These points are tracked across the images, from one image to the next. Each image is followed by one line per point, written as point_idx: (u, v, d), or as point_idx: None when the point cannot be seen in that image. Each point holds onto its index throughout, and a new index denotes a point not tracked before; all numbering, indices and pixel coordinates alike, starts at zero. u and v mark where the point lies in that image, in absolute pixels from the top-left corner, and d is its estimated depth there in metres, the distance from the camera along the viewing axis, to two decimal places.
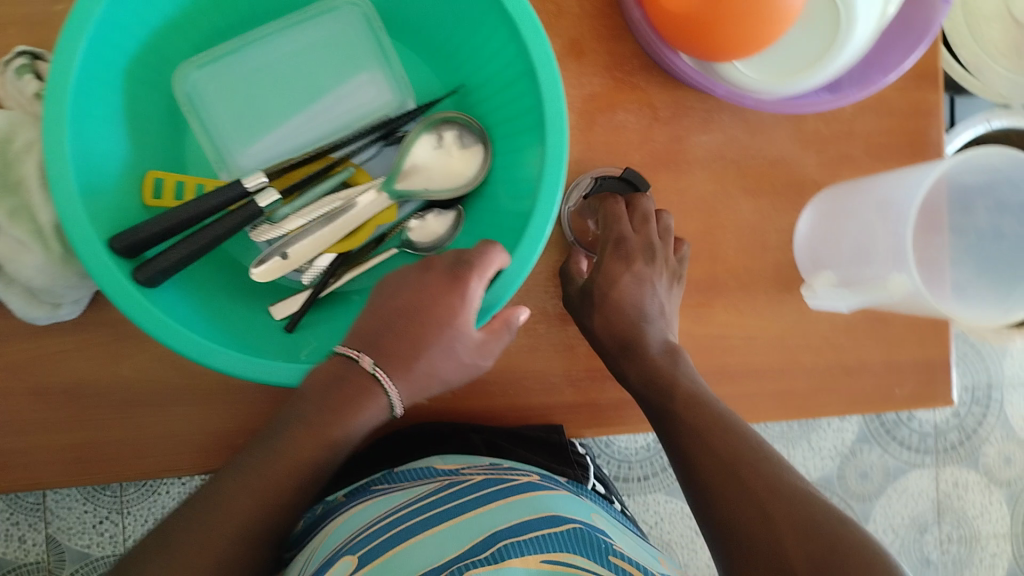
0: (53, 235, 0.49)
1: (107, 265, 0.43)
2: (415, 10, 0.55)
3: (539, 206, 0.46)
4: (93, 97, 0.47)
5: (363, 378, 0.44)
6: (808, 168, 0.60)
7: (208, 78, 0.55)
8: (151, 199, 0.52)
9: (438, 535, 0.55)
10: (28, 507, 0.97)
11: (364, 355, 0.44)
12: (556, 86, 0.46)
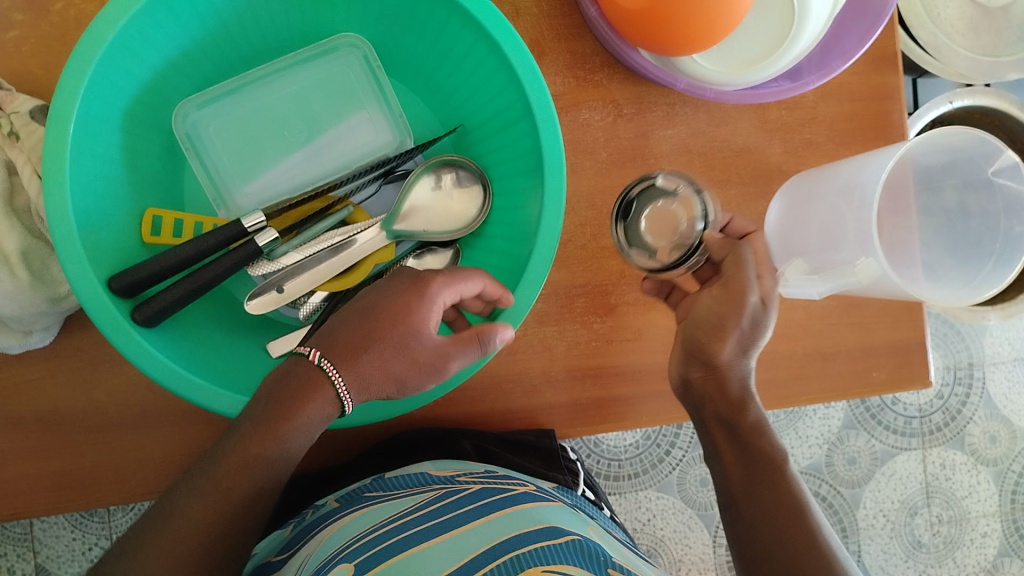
0: (19, 261, 0.50)
1: (99, 294, 0.44)
2: (412, 51, 0.55)
3: (538, 250, 0.48)
4: (87, 138, 0.46)
5: (312, 371, 0.44)
6: (774, 157, 0.61)
7: (206, 119, 0.54)
8: (151, 236, 0.52)
9: (435, 545, 0.56)
10: (16, 537, 0.98)
11: (314, 350, 0.45)
12: (554, 132, 0.48)
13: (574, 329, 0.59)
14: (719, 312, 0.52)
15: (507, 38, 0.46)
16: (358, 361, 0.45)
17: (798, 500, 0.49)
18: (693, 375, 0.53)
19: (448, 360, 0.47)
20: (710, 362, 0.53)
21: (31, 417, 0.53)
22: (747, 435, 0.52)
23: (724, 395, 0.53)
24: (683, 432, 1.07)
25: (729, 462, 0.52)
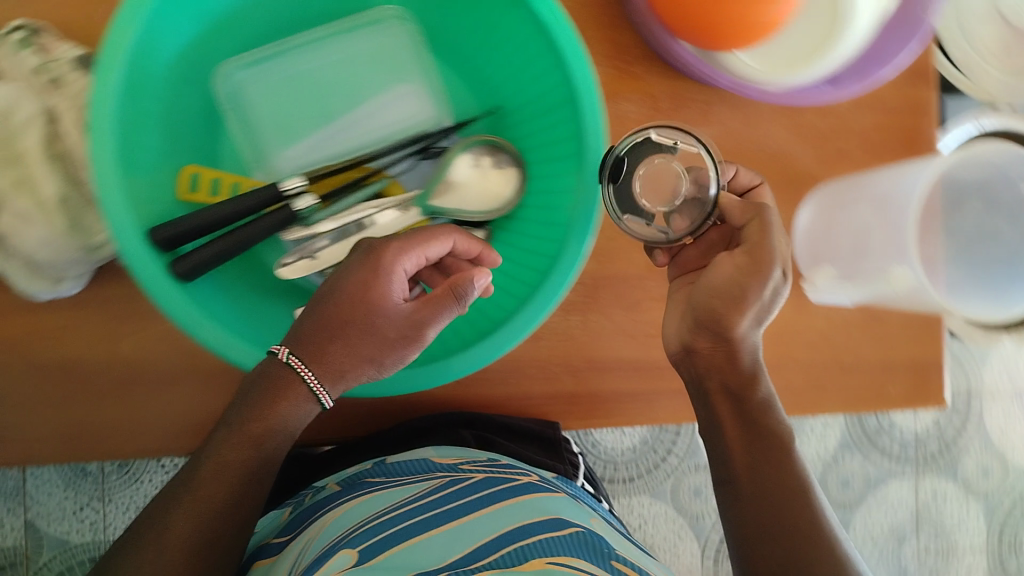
0: (55, 208, 0.49)
1: (139, 250, 0.44)
2: (452, 27, 0.55)
3: (574, 239, 0.49)
4: (134, 84, 0.46)
5: (282, 369, 0.45)
6: (806, 163, 0.61)
7: (249, 81, 0.54)
8: (186, 193, 0.51)
9: (440, 534, 0.57)
10: (8, 491, 0.98)
11: (280, 348, 0.46)
12: (598, 120, 0.48)
13: (595, 319, 0.59)
14: (737, 279, 0.46)
15: (558, 22, 0.47)
16: (324, 351, 0.46)
17: (803, 480, 0.47)
18: (699, 347, 0.50)
19: (424, 327, 0.47)
20: (723, 337, 0.48)
21: (50, 367, 0.53)
22: (754, 416, 0.49)
23: (734, 372, 0.49)
24: (680, 440, 1.08)
25: (730, 427, 0.49)
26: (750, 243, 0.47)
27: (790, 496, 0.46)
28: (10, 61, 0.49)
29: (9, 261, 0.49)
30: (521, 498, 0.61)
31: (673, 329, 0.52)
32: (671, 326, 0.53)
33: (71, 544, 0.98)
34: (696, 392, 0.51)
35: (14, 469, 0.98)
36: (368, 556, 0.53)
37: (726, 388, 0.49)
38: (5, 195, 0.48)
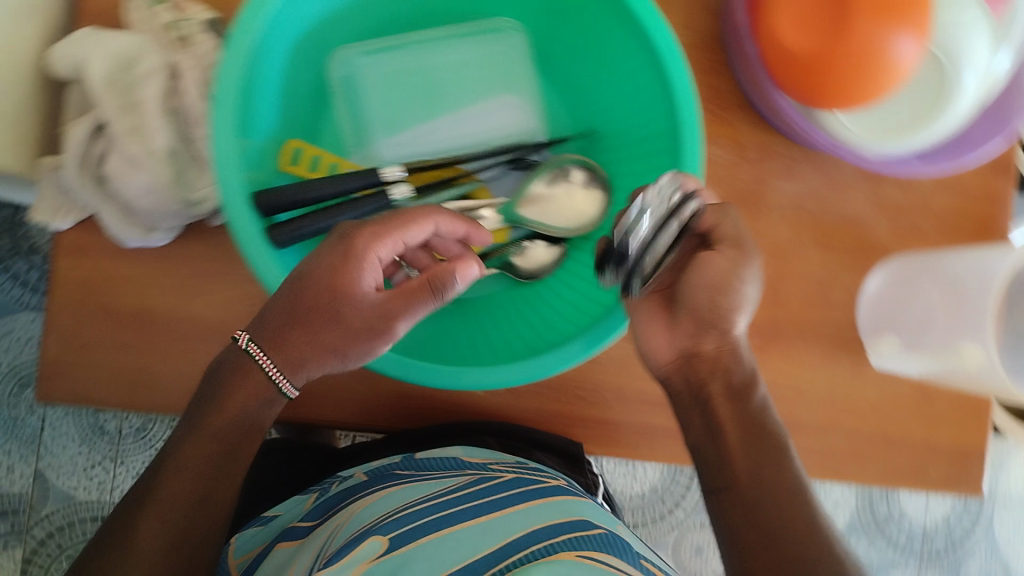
0: (162, 159, 0.50)
1: (246, 217, 0.46)
2: (561, 46, 0.56)
3: None
4: (261, 55, 0.48)
5: (241, 357, 0.44)
6: (880, 234, 0.61)
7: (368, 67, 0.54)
8: (287, 165, 0.52)
9: (472, 526, 0.57)
10: (24, 438, 0.98)
11: (242, 333, 0.44)
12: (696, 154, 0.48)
13: None
14: (731, 271, 0.44)
15: (671, 52, 0.48)
16: (286, 339, 0.44)
17: (801, 477, 0.42)
18: (705, 348, 0.44)
19: (392, 317, 0.45)
20: (721, 329, 0.44)
21: (123, 312, 0.54)
22: (761, 426, 0.42)
23: (734, 370, 0.44)
24: (689, 495, 1.07)
25: (735, 431, 0.42)
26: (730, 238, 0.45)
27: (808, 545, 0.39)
28: (143, 15, 0.50)
29: (105, 204, 0.51)
30: (550, 497, 0.61)
31: (662, 345, 0.46)
32: (655, 339, 0.47)
33: (75, 500, 0.98)
34: (689, 398, 0.45)
35: (34, 416, 0.98)
36: (397, 544, 0.55)
37: (727, 387, 0.43)
38: (119, 140, 0.49)
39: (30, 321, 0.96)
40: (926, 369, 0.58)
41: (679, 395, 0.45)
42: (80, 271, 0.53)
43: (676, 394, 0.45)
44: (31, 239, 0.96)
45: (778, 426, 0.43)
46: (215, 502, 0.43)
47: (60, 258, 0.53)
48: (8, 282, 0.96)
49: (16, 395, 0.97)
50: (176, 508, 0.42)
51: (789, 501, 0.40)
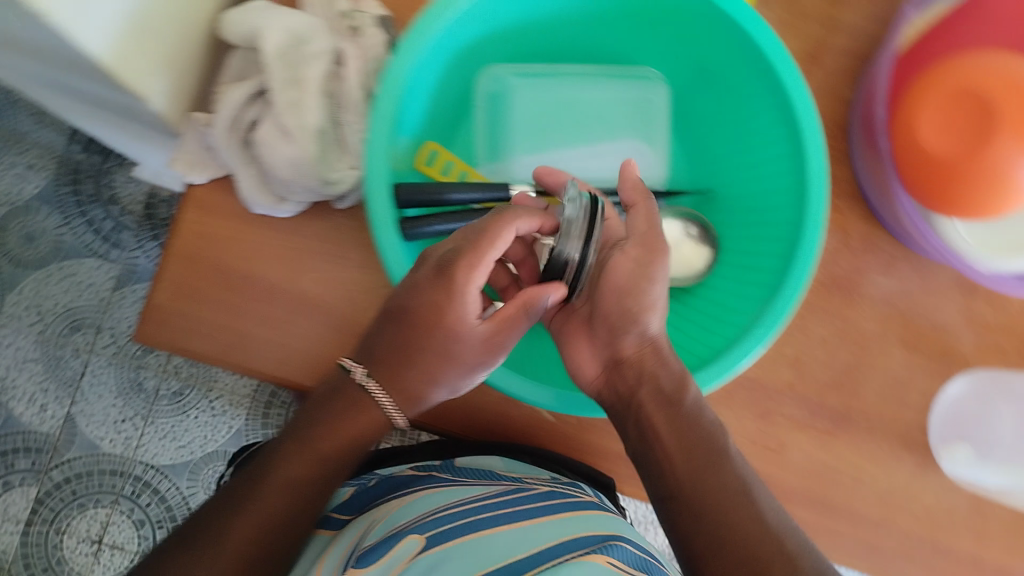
0: (311, 136, 0.51)
1: (383, 192, 0.49)
2: (704, 109, 0.58)
3: (736, 350, 0.49)
4: (427, 62, 0.50)
5: (353, 389, 0.47)
6: (965, 346, 0.62)
7: (518, 89, 0.57)
8: (421, 166, 0.54)
9: (507, 531, 0.55)
10: (63, 380, 0.98)
11: (359, 368, 0.47)
12: (816, 239, 0.49)
13: (724, 413, 0.62)
14: (636, 271, 0.49)
15: (813, 135, 0.49)
16: (400, 376, 0.46)
17: (742, 481, 0.44)
18: (626, 354, 0.49)
19: (499, 343, 0.47)
20: (634, 334, 0.49)
21: (235, 273, 0.56)
22: (696, 430, 0.46)
23: (661, 376, 0.48)
24: None
25: (668, 441, 0.45)
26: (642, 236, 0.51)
27: (732, 536, 0.41)
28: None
29: (246, 169, 0.53)
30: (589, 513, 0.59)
31: (588, 360, 0.52)
32: (581, 355, 0.53)
33: (100, 451, 0.97)
34: (622, 408, 0.49)
35: (77, 359, 0.98)
36: (435, 543, 0.54)
37: (658, 399, 0.47)
38: (277, 111, 0.51)
39: (95, 267, 0.97)
40: (993, 483, 0.61)
41: (613, 406, 0.50)
42: (205, 228, 0.56)
43: (612, 406, 0.50)
44: (111, 190, 0.97)
45: (713, 431, 0.46)
46: (307, 514, 0.46)
47: (188, 215, 0.56)
48: (82, 226, 0.97)
49: (65, 336, 0.98)
50: (253, 526, 0.44)
51: (718, 497, 0.43)
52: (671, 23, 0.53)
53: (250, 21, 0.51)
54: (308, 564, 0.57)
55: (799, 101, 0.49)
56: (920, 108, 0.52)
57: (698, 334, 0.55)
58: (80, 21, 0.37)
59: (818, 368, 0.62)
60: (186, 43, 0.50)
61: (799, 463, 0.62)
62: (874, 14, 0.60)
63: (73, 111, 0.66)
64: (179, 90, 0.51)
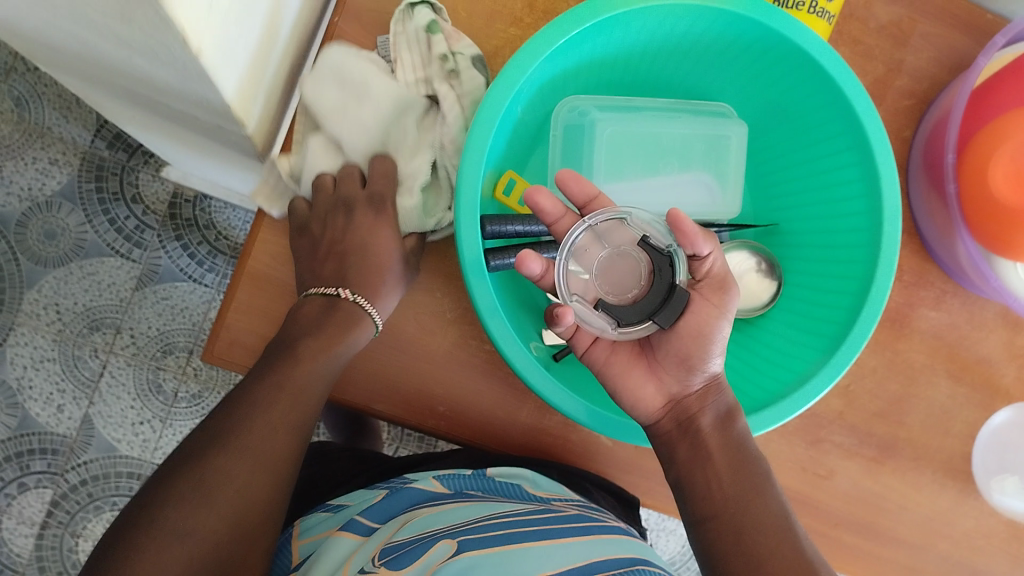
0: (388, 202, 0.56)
1: (472, 215, 0.49)
2: (777, 148, 0.60)
3: (804, 390, 0.51)
4: (523, 89, 0.51)
5: (348, 304, 0.53)
6: (1007, 379, 0.64)
7: (602, 120, 0.57)
8: (500, 194, 0.56)
9: (538, 545, 0.48)
10: (80, 380, 0.96)
11: (342, 289, 0.54)
12: (886, 283, 0.51)
13: (778, 442, 0.62)
14: (717, 320, 0.48)
15: (887, 172, 0.51)
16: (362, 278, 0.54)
17: (783, 506, 0.47)
18: (694, 387, 0.51)
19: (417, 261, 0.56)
20: (701, 374, 0.50)
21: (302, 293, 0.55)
22: (742, 452, 0.49)
23: (719, 402, 0.51)
24: None
25: (715, 457, 0.49)
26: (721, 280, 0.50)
27: (773, 556, 0.44)
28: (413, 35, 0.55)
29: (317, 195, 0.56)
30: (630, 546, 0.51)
31: (652, 394, 0.52)
32: (642, 389, 0.52)
33: (116, 453, 0.96)
34: (678, 435, 0.51)
35: (96, 360, 0.97)
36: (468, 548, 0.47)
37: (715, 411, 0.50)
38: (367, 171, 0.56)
39: (117, 266, 0.97)
40: None
41: (667, 434, 0.51)
42: (275, 250, 0.55)
43: (664, 434, 0.51)
44: (135, 187, 0.97)
45: (758, 454, 0.49)
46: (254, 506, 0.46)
47: (260, 235, 0.55)
48: (105, 224, 0.97)
49: (84, 336, 0.96)
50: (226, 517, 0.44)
51: (767, 523, 0.46)
52: (753, 59, 0.55)
53: (335, 70, 0.54)
54: (336, 559, 0.50)
55: (876, 139, 0.51)
56: (989, 146, 0.54)
57: (761, 363, 0.57)
58: (216, 62, 0.37)
59: (868, 399, 0.63)
60: (279, 71, 0.50)
61: (847, 490, 0.63)
62: (933, 58, 0.62)
63: (125, 113, 0.64)
64: (265, 112, 0.52)
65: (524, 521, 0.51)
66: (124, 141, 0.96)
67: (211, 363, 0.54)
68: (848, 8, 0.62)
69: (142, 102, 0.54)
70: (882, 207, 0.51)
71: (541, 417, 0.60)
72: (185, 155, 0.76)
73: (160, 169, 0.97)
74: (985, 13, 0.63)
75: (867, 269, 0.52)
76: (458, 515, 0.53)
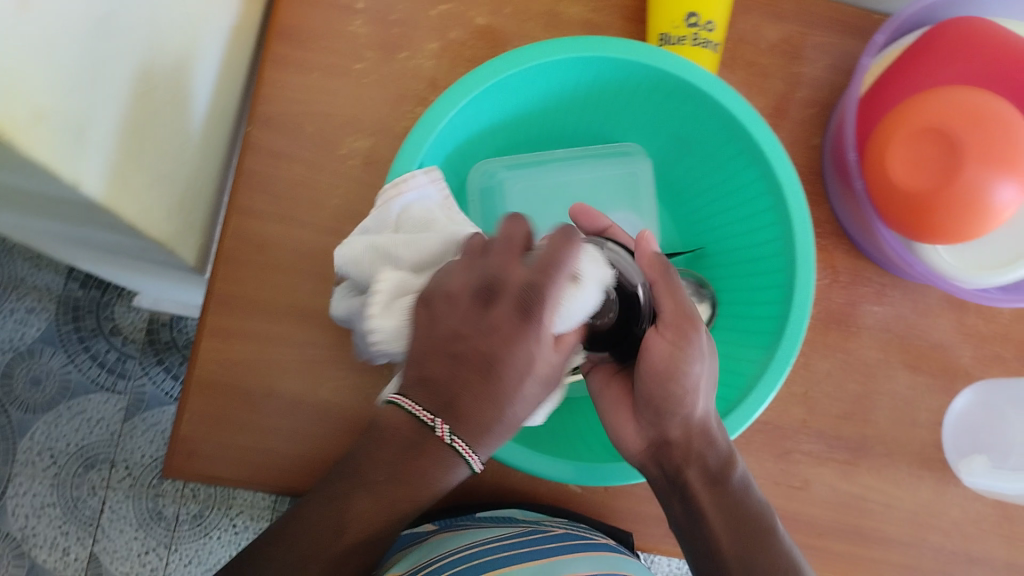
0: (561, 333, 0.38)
1: None
2: (690, 172, 0.63)
3: (751, 398, 0.51)
4: (429, 160, 0.53)
5: (439, 445, 0.36)
6: (964, 359, 0.65)
7: (510, 179, 0.62)
8: None
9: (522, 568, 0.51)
10: (83, 520, 0.98)
11: (438, 421, 0.36)
12: (808, 278, 0.52)
13: (747, 460, 0.62)
14: (672, 355, 0.46)
15: (788, 179, 0.53)
16: (448, 398, 0.35)
17: (791, 561, 0.48)
18: (674, 435, 0.49)
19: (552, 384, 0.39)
20: (681, 416, 0.48)
21: (253, 391, 0.57)
22: (739, 510, 0.48)
23: (710, 456, 0.49)
24: None
25: (716, 521, 0.48)
26: (675, 321, 0.47)
27: None
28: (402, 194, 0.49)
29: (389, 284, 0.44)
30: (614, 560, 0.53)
31: (634, 434, 0.52)
32: (625, 428, 0.52)
33: None
34: (670, 488, 0.50)
35: (95, 497, 0.98)
36: None
37: (705, 475, 0.49)
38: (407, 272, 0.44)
39: (103, 401, 0.99)
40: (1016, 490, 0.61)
41: (659, 483, 0.50)
42: (223, 354, 0.56)
43: (657, 485, 0.51)
44: (112, 321, 1.00)
45: (756, 510, 0.49)
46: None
47: (204, 340, 0.56)
48: (87, 361, 0.99)
49: (80, 475, 0.98)
50: None
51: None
52: (646, 96, 0.57)
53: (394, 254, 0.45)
54: None
55: (770, 149, 0.53)
56: (886, 138, 0.56)
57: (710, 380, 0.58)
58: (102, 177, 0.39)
59: (829, 402, 0.64)
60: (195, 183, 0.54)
61: (828, 497, 0.63)
62: (827, 66, 0.65)
63: (72, 248, 0.67)
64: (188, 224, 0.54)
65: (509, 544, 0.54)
66: (96, 279, 0.99)
67: (168, 474, 0.55)
68: (736, 34, 0.64)
69: (75, 235, 0.56)
70: (789, 210, 0.53)
71: (507, 472, 0.61)
72: (145, 279, 0.79)
73: (134, 299, 1.00)
74: (868, 17, 0.66)
75: (791, 273, 0.53)
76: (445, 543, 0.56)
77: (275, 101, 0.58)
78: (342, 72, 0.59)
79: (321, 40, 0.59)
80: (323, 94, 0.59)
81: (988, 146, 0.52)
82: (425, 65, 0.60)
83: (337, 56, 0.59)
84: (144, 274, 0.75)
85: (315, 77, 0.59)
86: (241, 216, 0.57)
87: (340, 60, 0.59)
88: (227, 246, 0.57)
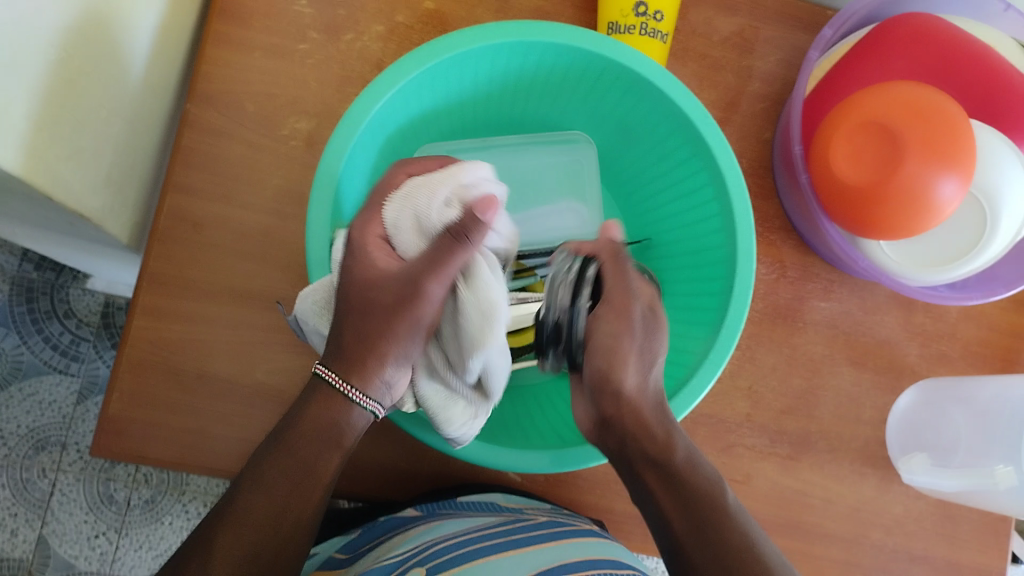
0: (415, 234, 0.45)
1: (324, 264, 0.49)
2: (636, 162, 0.63)
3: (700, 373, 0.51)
4: (365, 139, 0.52)
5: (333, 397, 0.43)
6: (910, 357, 0.65)
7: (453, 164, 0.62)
8: None
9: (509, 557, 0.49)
10: (32, 502, 0.97)
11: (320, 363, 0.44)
12: (750, 267, 0.52)
13: None
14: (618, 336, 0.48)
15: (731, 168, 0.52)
16: (349, 348, 0.43)
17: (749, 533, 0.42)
18: (608, 413, 0.48)
19: (422, 280, 0.43)
20: (613, 392, 0.48)
21: (186, 373, 0.56)
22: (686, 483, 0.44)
23: (647, 434, 0.46)
24: None
25: (663, 498, 0.44)
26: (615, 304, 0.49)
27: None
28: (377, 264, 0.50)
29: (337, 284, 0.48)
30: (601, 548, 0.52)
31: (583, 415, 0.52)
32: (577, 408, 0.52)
33: (75, 570, 0.96)
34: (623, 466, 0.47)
35: (45, 480, 0.97)
36: (437, 569, 0.48)
37: (642, 459, 0.46)
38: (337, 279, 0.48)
39: (56, 383, 0.97)
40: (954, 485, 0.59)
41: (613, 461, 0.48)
42: (155, 331, 0.56)
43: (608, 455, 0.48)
44: (66, 303, 0.98)
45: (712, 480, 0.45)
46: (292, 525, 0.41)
47: (136, 320, 0.56)
48: (40, 343, 0.97)
49: (30, 457, 0.97)
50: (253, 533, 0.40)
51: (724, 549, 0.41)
52: (591, 82, 0.57)
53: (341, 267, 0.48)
54: None
55: (713, 138, 0.52)
56: (829, 132, 0.56)
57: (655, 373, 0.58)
58: None
59: (773, 397, 0.63)
60: (114, 153, 0.53)
61: (768, 491, 0.62)
62: (779, 62, 0.65)
63: (14, 223, 0.66)
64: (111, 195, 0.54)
65: (493, 535, 0.52)
66: (51, 261, 0.98)
67: (103, 454, 0.55)
68: (688, 26, 0.64)
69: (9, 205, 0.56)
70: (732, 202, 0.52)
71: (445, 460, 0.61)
72: (95, 260, 0.78)
73: (88, 282, 0.98)
74: (822, 14, 0.65)
75: (730, 265, 0.53)
76: (429, 532, 0.54)
77: (215, 80, 0.58)
78: (285, 52, 0.58)
79: (265, 19, 0.58)
80: (267, 74, 0.58)
81: (931, 140, 0.52)
82: (370, 47, 0.59)
83: (281, 35, 0.58)
84: (86, 254, 0.74)
85: (256, 57, 0.58)
86: (177, 194, 0.56)
87: (285, 39, 0.58)
88: (162, 223, 0.56)
